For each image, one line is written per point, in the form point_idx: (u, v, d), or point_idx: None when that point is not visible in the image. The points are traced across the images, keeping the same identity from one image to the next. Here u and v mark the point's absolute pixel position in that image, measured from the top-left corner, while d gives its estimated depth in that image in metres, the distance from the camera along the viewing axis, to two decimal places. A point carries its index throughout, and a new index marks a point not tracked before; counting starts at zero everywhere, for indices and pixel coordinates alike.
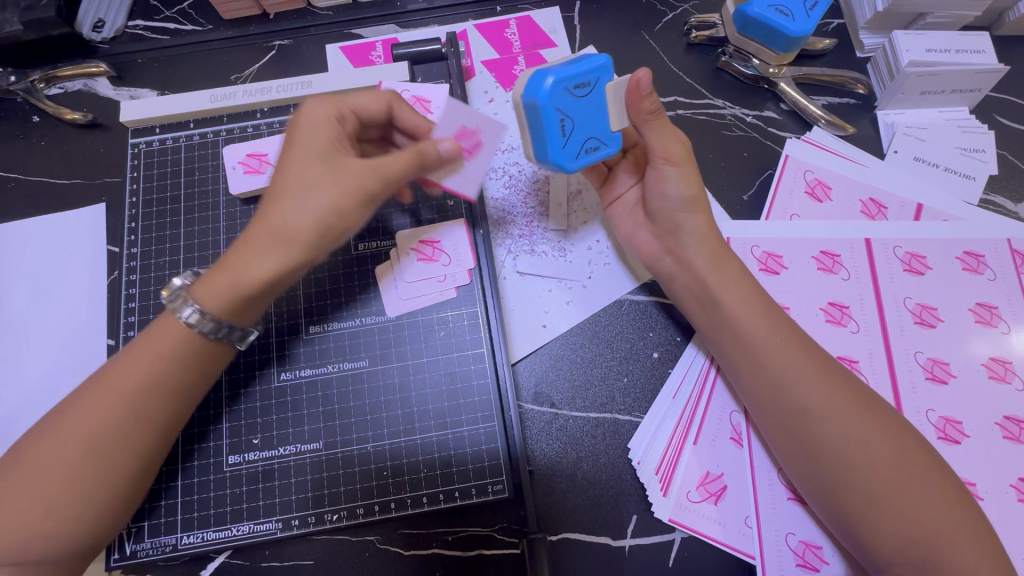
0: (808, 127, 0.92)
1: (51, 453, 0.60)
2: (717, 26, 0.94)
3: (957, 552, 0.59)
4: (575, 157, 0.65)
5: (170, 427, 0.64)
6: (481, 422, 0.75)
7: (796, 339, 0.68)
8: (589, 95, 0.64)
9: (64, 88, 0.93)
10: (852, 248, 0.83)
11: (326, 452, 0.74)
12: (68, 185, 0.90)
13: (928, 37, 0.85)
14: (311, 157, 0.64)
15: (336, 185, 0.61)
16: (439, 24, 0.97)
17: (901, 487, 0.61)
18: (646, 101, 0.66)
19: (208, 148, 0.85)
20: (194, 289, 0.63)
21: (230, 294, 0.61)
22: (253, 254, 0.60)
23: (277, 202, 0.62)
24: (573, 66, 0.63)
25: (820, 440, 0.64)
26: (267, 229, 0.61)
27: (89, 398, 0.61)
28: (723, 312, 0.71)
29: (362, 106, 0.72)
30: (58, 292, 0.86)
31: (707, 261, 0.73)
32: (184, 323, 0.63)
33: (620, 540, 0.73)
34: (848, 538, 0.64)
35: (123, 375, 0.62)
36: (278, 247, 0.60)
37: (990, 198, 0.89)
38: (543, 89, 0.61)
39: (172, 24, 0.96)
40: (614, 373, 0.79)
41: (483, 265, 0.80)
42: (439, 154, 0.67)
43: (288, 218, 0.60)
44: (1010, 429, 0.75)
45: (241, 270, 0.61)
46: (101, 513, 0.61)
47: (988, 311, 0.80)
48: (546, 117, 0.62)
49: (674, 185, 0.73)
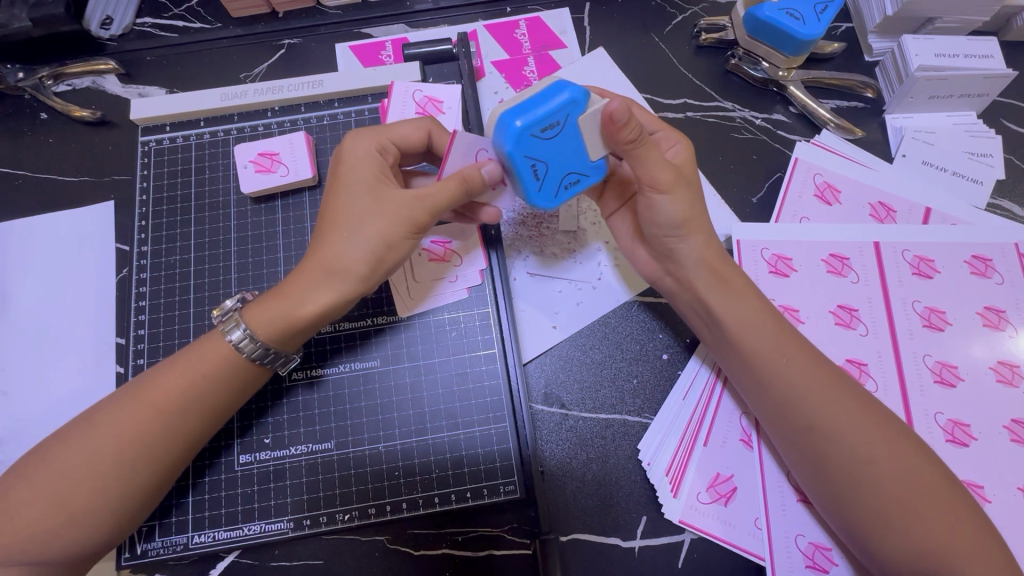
0: (817, 130, 0.93)
1: (79, 457, 0.60)
2: (727, 29, 0.94)
3: (971, 563, 0.59)
4: (552, 196, 0.66)
5: (196, 440, 0.65)
6: (492, 422, 0.75)
7: (805, 353, 0.68)
8: (559, 135, 0.62)
9: (72, 85, 0.92)
10: (862, 252, 0.83)
11: (336, 451, 0.74)
12: (76, 182, 0.89)
13: (937, 43, 0.86)
14: (360, 191, 0.66)
15: (384, 219, 0.64)
16: (449, 24, 0.97)
17: (913, 499, 0.61)
18: (624, 132, 0.61)
19: (219, 147, 0.85)
20: (247, 312, 0.65)
21: (284, 328, 0.64)
22: (309, 288, 0.64)
23: (328, 237, 0.65)
24: (538, 110, 0.60)
25: (828, 454, 0.64)
26: (320, 262, 0.64)
27: (125, 409, 0.62)
28: (727, 328, 0.70)
29: (403, 136, 0.71)
30: (67, 289, 0.85)
31: (710, 285, 0.71)
32: (232, 347, 0.65)
33: (630, 541, 0.74)
34: (859, 548, 0.64)
35: (162, 392, 0.63)
36: (334, 281, 0.64)
37: (997, 203, 0.89)
38: (508, 142, 0.61)
39: (181, 22, 0.96)
40: (624, 374, 0.80)
41: (493, 265, 0.80)
42: (483, 180, 0.64)
43: (341, 253, 0.64)
44: (1018, 432, 0.75)
45: (293, 300, 0.64)
46: (115, 518, 0.61)
47: (996, 315, 0.80)
48: (517, 167, 0.62)
49: (665, 211, 0.70)
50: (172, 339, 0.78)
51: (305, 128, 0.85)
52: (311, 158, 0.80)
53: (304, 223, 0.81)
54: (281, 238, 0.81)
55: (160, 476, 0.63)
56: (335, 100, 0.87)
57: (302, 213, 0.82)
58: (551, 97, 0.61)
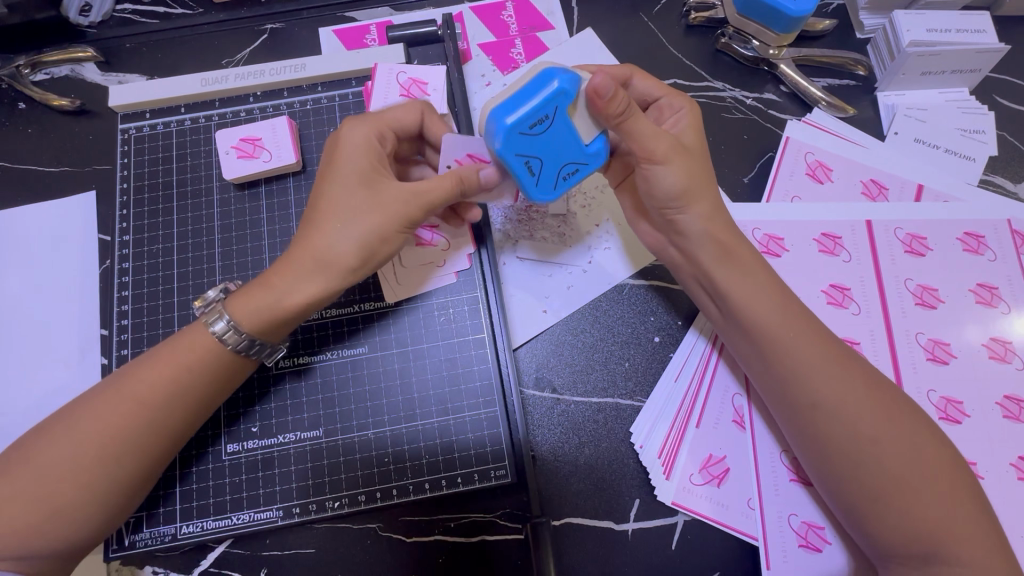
0: (808, 109, 0.91)
1: (61, 452, 0.59)
2: (716, 7, 0.93)
3: (959, 541, 0.59)
4: (552, 189, 0.66)
5: (179, 435, 0.64)
6: (482, 407, 0.74)
7: (810, 326, 0.67)
8: (550, 127, 0.62)
9: (51, 74, 0.91)
10: (854, 230, 0.83)
11: (326, 439, 0.73)
12: (57, 172, 0.88)
13: (928, 18, 0.85)
14: (352, 182, 0.64)
15: (374, 214, 0.63)
16: (434, 6, 0.96)
17: (908, 477, 0.61)
18: (610, 106, 0.61)
19: (201, 134, 0.83)
20: (230, 304, 0.64)
21: (269, 320, 0.63)
22: (296, 279, 0.63)
23: (317, 227, 0.64)
24: (527, 105, 0.60)
25: (827, 430, 0.64)
26: (309, 253, 0.63)
27: (105, 403, 0.61)
28: (730, 300, 0.69)
29: (399, 120, 0.70)
30: (50, 282, 0.84)
31: (713, 254, 0.70)
32: (215, 338, 0.64)
33: (623, 524, 0.73)
34: (851, 522, 0.64)
35: (144, 383, 0.62)
36: (323, 275, 0.63)
37: (990, 179, 0.88)
38: (500, 142, 0.60)
39: (161, 8, 0.94)
40: (616, 358, 0.79)
41: (483, 250, 0.79)
42: (479, 182, 0.66)
43: (330, 245, 0.63)
44: (1010, 408, 0.75)
45: (282, 294, 0.63)
46: (103, 512, 0.61)
47: (988, 291, 0.80)
48: (510, 165, 0.62)
49: (664, 182, 0.69)
50: (156, 329, 0.77)
51: (288, 113, 0.84)
52: (293, 143, 0.79)
53: (290, 209, 0.80)
54: (266, 226, 0.80)
55: (142, 470, 0.62)
56: (318, 85, 0.85)
57: (287, 199, 0.81)
58: (538, 91, 0.60)
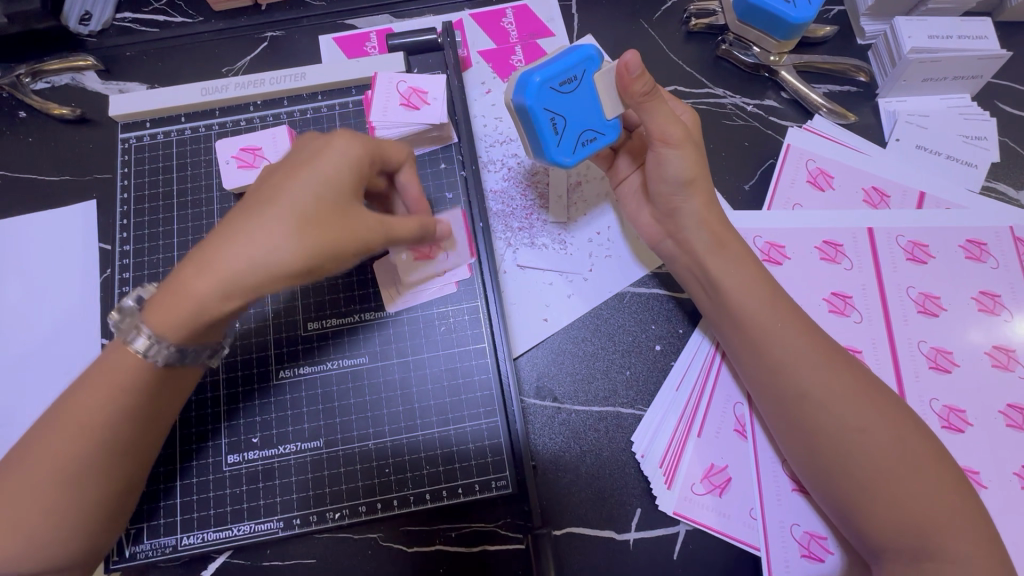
0: (809, 115, 0.91)
1: (26, 480, 0.57)
2: (717, 14, 0.93)
3: (950, 536, 0.59)
4: (570, 152, 0.68)
5: (135, 447, 0.61)
6: (483, 417, 0.74)
7: (799, 320, 0.68)
8: (577, 89, 0.66)
9: (51, 83, 0.91)
10: (855, 238, 0.82)
11: (326, 449, 0.73)
12: (58, 181, 0.88)
13: (929, 24, 0.84)
14: (303, 186, 0.56)
15: (320, 228, 0.55)
16: (435, 14, 0.96)
17: (898, 473, 0.61)
18: (637, 84, 0.65)
19: (200, 143, 0.83)
20: (150, 312, 0.56)
21: (185, 324, 0.56)
22: (216, 288, 0.54)
23: (250, 227, 0.54)
24: (559, 63, 0.64)
25: (816, 424, 0.64)
26: (238, 261, 0.54)
27: (53, 429, 0.58)
28: (723, 293, 0.70)
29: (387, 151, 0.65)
30: (52, 291, 0.84)
31: (708, 246, 0.72)
32: (138, 355, 0.58)
33: (624, 534, 0.73)
34: (845, 523, 0.63)
35: (83, 408, 0.58)
36: (247, 289, 0.54)
37: (993, 185, 0.88)
38: (529, 95, 0.63)
39: (161, 17, 0.94)
40: (617, 366, 0.79)
41: (484, 261, 0.78)
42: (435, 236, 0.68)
43: (262, 253, 0.54)
44: (1013, 417, 0.74)
45: (198, 298, 0.55)
46: (80, 531, 0.59)
47: (991, 299, 0.80)
48: (535, 121, 0.65)
49: (673, 166, 0.71)
50: None
51: (289, 122, 0.84)
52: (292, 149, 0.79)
53: None
54: None
55: (109, 484, 0.60)
56: (318, 93, 0.85)
57: None
58: (569, 53, 0.65)
